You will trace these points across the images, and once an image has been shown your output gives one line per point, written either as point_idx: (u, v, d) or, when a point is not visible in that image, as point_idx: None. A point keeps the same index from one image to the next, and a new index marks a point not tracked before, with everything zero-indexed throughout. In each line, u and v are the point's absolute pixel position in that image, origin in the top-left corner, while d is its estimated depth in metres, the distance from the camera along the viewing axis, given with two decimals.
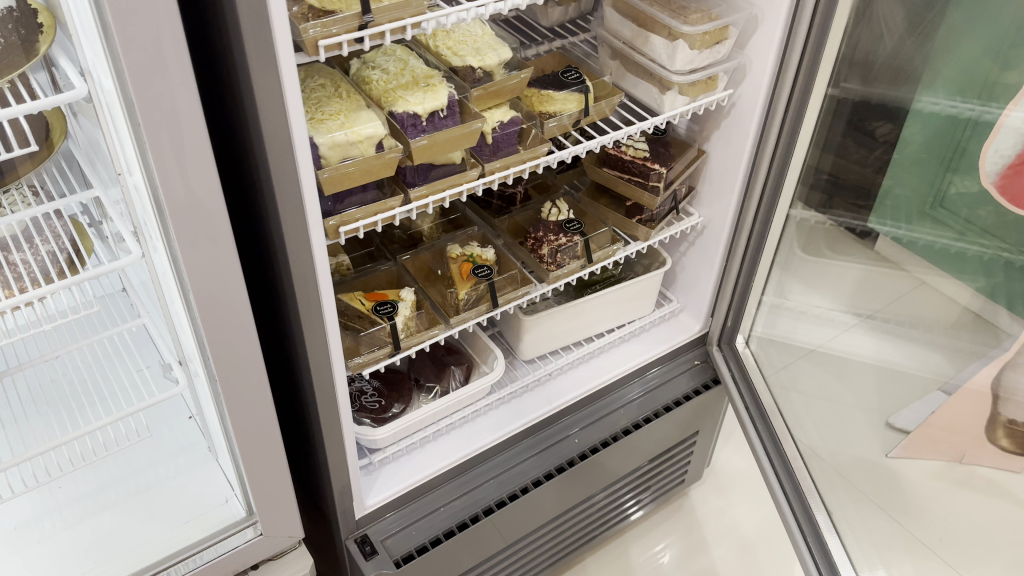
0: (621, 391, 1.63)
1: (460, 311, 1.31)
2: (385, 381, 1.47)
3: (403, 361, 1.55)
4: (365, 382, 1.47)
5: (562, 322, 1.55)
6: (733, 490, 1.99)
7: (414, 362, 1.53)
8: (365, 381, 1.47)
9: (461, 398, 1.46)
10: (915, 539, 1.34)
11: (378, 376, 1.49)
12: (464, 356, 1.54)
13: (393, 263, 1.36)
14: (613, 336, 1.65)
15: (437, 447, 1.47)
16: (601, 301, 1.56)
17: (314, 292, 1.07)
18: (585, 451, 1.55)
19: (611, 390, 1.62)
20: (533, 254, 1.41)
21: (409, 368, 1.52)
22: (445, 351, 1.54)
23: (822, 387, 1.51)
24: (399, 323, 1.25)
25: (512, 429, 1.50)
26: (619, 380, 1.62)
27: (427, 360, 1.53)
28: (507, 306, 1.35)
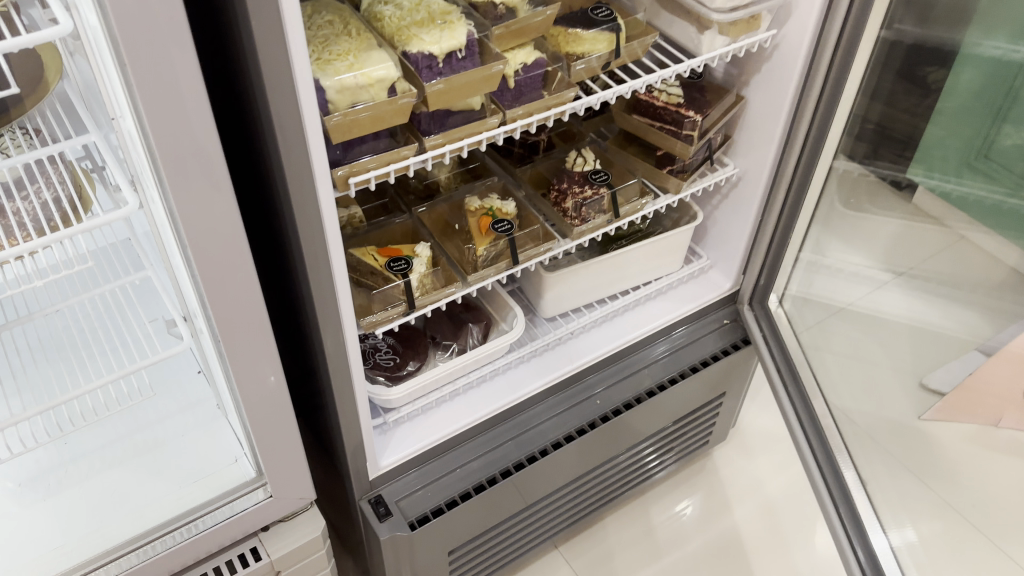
0: (648, 351, 1.56)
1: (478, 269, 1.24)
2: (400, 338, 1.41)
3: (419, 318, 1.49)
4: (379, 339, 1.40)
5: (587, 277, 1.47)
6: (758, 449, 1.93)
7: (430, 319, 1.46)
8: (379, 338, 1.41)
9: (480, 357, 1.40)
10: (942, 504, 1.36)
11: (391, 333, 1.42)
12: (482, 313, 1.46)
13: (408, 216, 1.29)
14: (641, 292, 1.57)
15: (456, 406, 1.41)
16: (628, 256, 1.49)
17: (323, 249, 1.00)
18: (607, 413, 1.50)
19: (637, 349, 1.55)
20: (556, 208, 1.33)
21: (425, 325, 1.45)
22: (464, 307, 1.47)
23: (854, 343, 1.51)
24: (413, 280, 1.18)
25: (534, 389, 1.45)
26: (645, 339, 1.55)
27: (445, 317, 1.46)
28: (528, 263, 1.28)
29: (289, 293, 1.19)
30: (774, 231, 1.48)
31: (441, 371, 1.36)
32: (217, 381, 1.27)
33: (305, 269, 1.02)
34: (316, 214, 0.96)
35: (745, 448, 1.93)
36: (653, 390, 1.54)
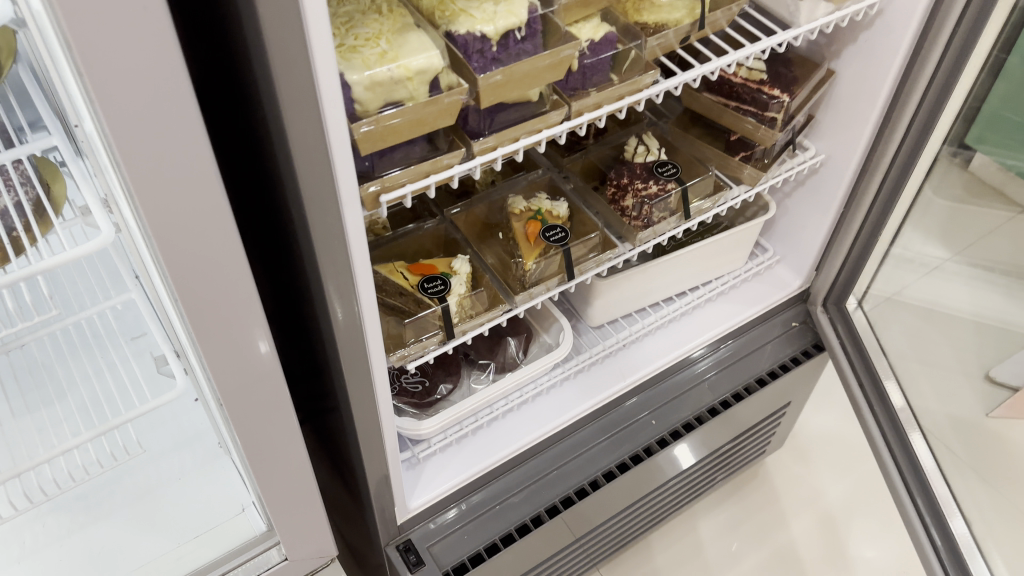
0: (703, 363, 1.37)
1: (527, 287, 1.03)
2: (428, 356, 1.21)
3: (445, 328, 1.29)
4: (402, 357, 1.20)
5: (643, 281, 1.27)
6: (812, 454, 1.76)
7: None
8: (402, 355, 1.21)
9: (524, 379, 1.21)
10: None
11: None
12: (522, 324, 1.27)
13: (440, 220, 1.07)
14: (698, 296, 1.38)
15: (494, 434, 1.22)
16: (690, 256, 1.29)
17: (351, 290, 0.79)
18: (664, 436, 1.31)
19: (691, 363, 1.36)
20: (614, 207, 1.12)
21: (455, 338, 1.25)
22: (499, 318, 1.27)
23: (921, 348, 1.33)
24: (451, 304, 0.97)
25: (581, 411, 1.26)
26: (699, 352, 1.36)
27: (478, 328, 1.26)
28: (583, 276, 1.07)
29: (302, 322, 0.99)
30: (861, 228, 1.28)
31: (482, 397, 1.17)
32: (217, 425, 1.06)
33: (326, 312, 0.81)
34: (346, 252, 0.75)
35: (799, 453, 1.77)
36: (714, 406, 1.36)
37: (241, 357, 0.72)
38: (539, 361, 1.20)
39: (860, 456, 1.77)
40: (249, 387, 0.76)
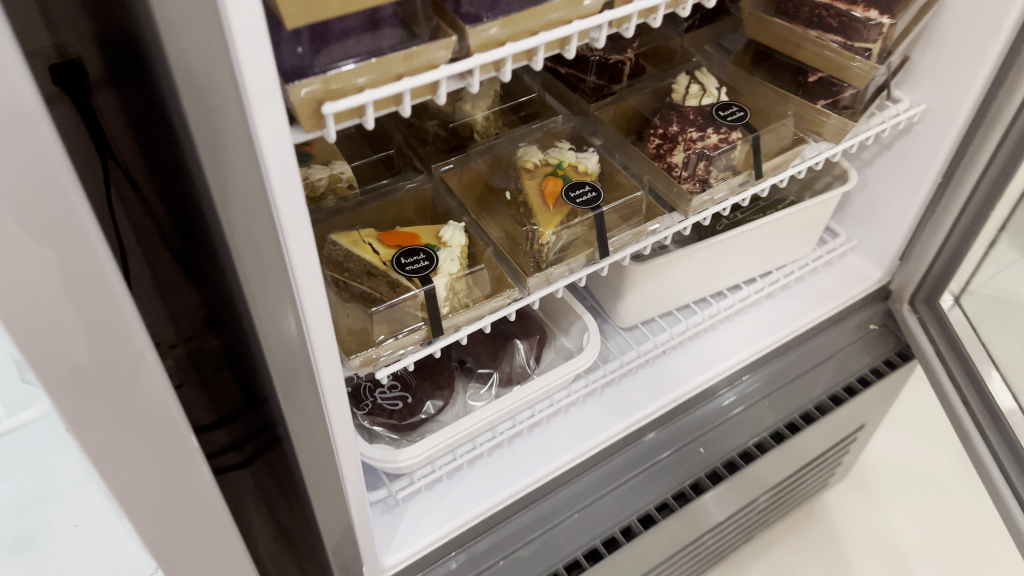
0: (727, 398, 1.07)
1: (544, 264, 0.74)
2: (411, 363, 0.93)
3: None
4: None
5: (691, 269, 0.99)
6: (878, 487, 1.48)
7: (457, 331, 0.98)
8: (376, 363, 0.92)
9: (541, 393, 0.93)
10: None
11: None
12: (534, 324, 0.99)
13: (425, 179, 0.80)
14: (755, 292, 1.10)
15: (497, 466, 0.93)
16: (750, 236, 1.01)
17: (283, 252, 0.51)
18: (716, 469, 1.03)
19: (708, 397, 1.06)
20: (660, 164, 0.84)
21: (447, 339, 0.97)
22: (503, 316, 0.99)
23: None
24: (439, 287, 0.69)
25: (590, 450, 0.96)
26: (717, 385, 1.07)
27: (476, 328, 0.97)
28: (617, 258, 0.78)
29: (226, 314, 0.71)
30: (966, 203, 1.00)
31: (491, 415, 0.88)
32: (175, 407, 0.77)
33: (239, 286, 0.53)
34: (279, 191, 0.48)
35: (863, 485, 1.48)
36: (778, 430, 1.07)
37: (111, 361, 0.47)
38: (563, 368, 0.92)
39: (935, 489, 1.48)
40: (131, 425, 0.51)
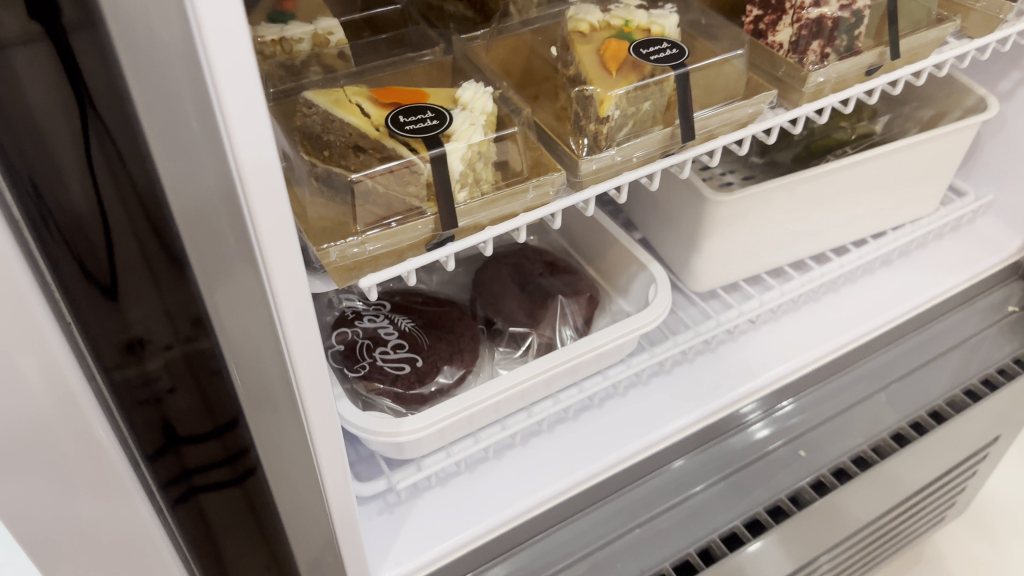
0: (760, 429, 0.79)
1: (603, 145, 0.53)
2: (424, 320, 0.72)
3: (455, 285, 0.79)
4: (378, 320, 0.71)
5: (789, 213, 0.77)
6: (1003, 525, 1.21)
7: (483, 283, 0.76)
8: (379, 315, 0.71)
9: (591, 361, 0.70)
10: None
11: (411, 308, 0.73)
12: (584, 279, 0.77)
13: (442, 52, 0.58)
14: (869, 254, 0.86)
15: (537, 458, 0.70)
16: (861, 173, 0.78)
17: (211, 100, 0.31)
18: (821, 477, 0.82)
19: (739, 424, 0.79)
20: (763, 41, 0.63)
21: (472, 294, 0.76)
22: (545, 269, 0.77)
23: None
24: (455, 160, 0.47)
25: (608, 470, 0.71)
26: (749, 411, 0.79)
27: (512, 282, 0.76)
28: (706, 148, 0.56)
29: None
30: None
31: (528, 381, 0.66)
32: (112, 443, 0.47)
33: (106, 84, 0.32)
34: (264, 214, 0.36)
35: (985, 522, 1.21)
36: (899, 431, 0.86)
37: (45, 391, 0.38)
38: (623, 325, 0.69)
39: None
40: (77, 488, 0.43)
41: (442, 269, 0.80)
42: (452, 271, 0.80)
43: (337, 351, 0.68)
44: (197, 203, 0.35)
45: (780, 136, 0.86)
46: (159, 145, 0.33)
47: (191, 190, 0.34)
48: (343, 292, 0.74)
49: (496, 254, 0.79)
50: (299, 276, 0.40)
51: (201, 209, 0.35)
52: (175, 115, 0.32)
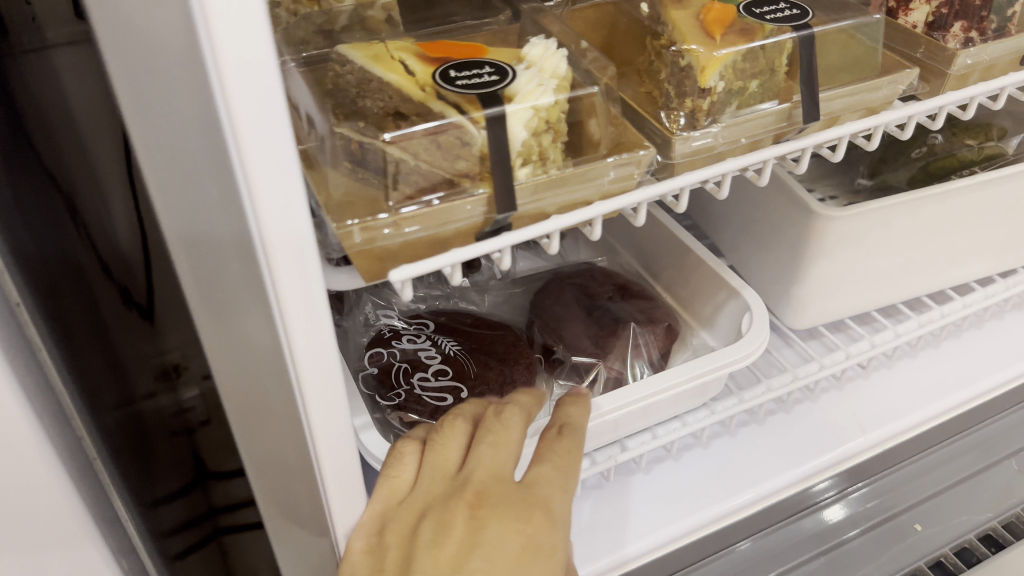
0: (834, 511, 0.67)
1: (703, 122, 0.43)
2: (473, 344, 0.61)
3: (511, 307, 0.69)
4: (419, 341, 0.61)
5: (909, 237, 0.65)
6: None
7: (544, 304, 0.66)
8: (421, 336, 0.62)
9: (668, 401, 0.58)
10: None
11: (458, 331, 0.62)
12: (660, 308, 0.66)
13: (508, 21, 0.49)
14: (997, 295, 0.73)
15: (604, 516, 0.59)
16: (997, 195, 0.66)
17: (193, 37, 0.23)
18: (941, 557, 0.67)
19: (812, 505, 0.66)
20: (902, 22, 0.52)
21: (531, 317, 0.66)
22: (616, 293, 0.67)
23: None
24: (517, 125, 0.37)
25: (670, 544, 0.58)
26: (823, 491, 0.65)
27: (577, 306, 0.66)
28: (833, 139, 0.44)
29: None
30: None
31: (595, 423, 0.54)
32: (86, 475, 0.40)
33: None
34: (277, 240, 0.29)
35: None
36: None
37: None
38: (709, 358, 0.58)
39: None
40: (34, 567, 0.36)
41: (497, 289, 0.70)
42: (508, 291, 0.70)
43: (371, 375, 0.58)
44: (195, 218, 0.28)
45: (891, 155, 0.75)
46: (146, 146, 0.26)
47: (180, 185, 0.27)
48: (381, 309, 0.65)
49: (560, 273, 0.70)
50: (325, 318, 0.32)
51: (199, 226, 0.28)
52: (162, 103, 0.25)
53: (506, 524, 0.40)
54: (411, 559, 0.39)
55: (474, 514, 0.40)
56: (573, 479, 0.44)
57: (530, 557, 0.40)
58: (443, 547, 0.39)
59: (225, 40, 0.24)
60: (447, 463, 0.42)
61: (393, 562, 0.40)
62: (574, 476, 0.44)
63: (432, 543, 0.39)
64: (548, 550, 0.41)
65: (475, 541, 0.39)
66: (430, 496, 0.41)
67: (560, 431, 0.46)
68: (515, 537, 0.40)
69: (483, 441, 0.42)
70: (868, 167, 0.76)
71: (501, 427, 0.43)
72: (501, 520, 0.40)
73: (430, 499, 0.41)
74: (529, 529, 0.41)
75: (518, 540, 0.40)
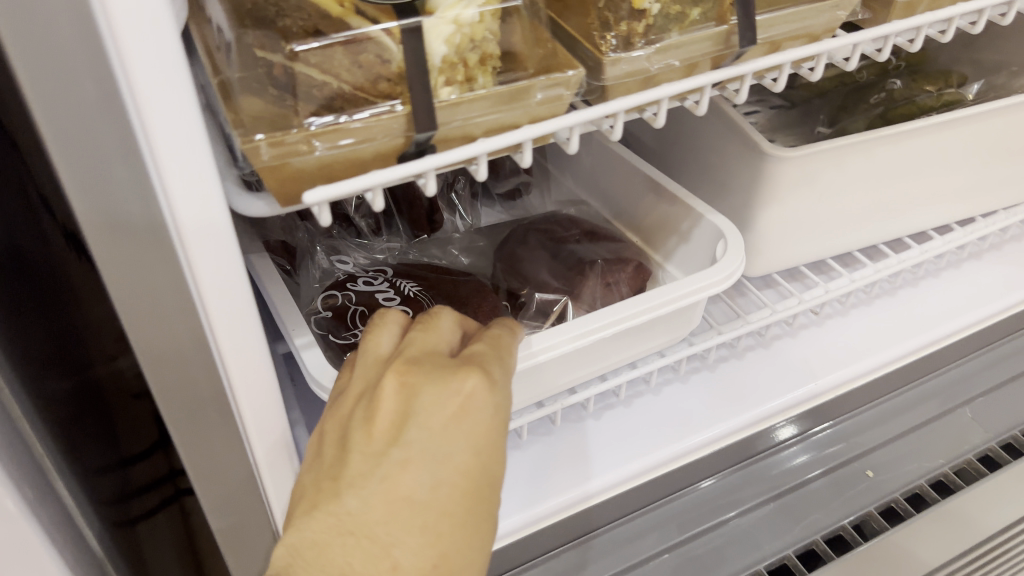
0: (795, 455, 0.67)
1: (637, 45, 0.41)
2: (432, 287, 0.59)
3: (479, 254, 0.67)
4: (376, 284, 0.58)
5: (862, 180, 0.64)
6: None
7: (506, 248, 0.65)
8: (379, 280, 0.59)
9: (631, 337, 0.55)
10: None
11: (416, 276, 0.60)
12: (629, 248, 0.65)
13: None
14: (956, 242, 0.72)
15: (556, 458, 0.58)
16: (951, 138, 0.65)
17: (95, 33, 0.24)
18: (892, 503, 0.68)
19: (771, 447, 0.66)
20: None
21: (494, 263, 0.65)
22: (583, 236, 0.66)
23: None
24: (436, 43, 0.36)
25: (620, 487, 0.57)
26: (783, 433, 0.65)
27: (543, 249, 0.65)
28: (768, 64, 0.43)
29: (27, 136, 0.38)
30: None
31: (549, 354, 0.51)
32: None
33: None
34: (193, 227, 0.30)
35: None
36: (987, 453, 0.72)
37: None
38: (670, 291, 0.54)
39: None
40: None
41: (460, 242, 0.68)
42: (471, 242, 0.68)
43: (324, 317, 0.55)
44: (114, 213, 0.28)
45: (851, 103, 0.73)
46: (54, 138, 0.26)
47: (95, 185, 0.27)
48: (337, 258, 0.63)
49: (524, 223, 0.68)
50: (246, 301, 0.34)
51: (115, 217, 0.28)
52: (73, 102, 0.25)
53: (439, 383, 0.39)
54: (348, 437, 0.39)
55: (404, 381, 0.39)
56: (507, 355, 0.43)
57: (467, 415, 0.39)
58: (375, 416, 0.39)
59: (128, 36, 0.25)
60: (380, 349, 0.43)
61: (333, 445, 0.40)
62: (509, 352, 0.44)
63: (364, 420, 0.39)
64: (487, 406, 0.40)
65: (408, 404, 0.39)
66: (367, 381, 0.42)
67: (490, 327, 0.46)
68: (449, 397, 0.39)
69: (415, 329, 0.43)
70: (828, 115, 0.74)
71: (431, 317, 0.44)
72: (432, 380, 0.39)
73: (367, 382, 0.42)
74: (465, 385, 0.39)
75: (454, 395, 0.39)
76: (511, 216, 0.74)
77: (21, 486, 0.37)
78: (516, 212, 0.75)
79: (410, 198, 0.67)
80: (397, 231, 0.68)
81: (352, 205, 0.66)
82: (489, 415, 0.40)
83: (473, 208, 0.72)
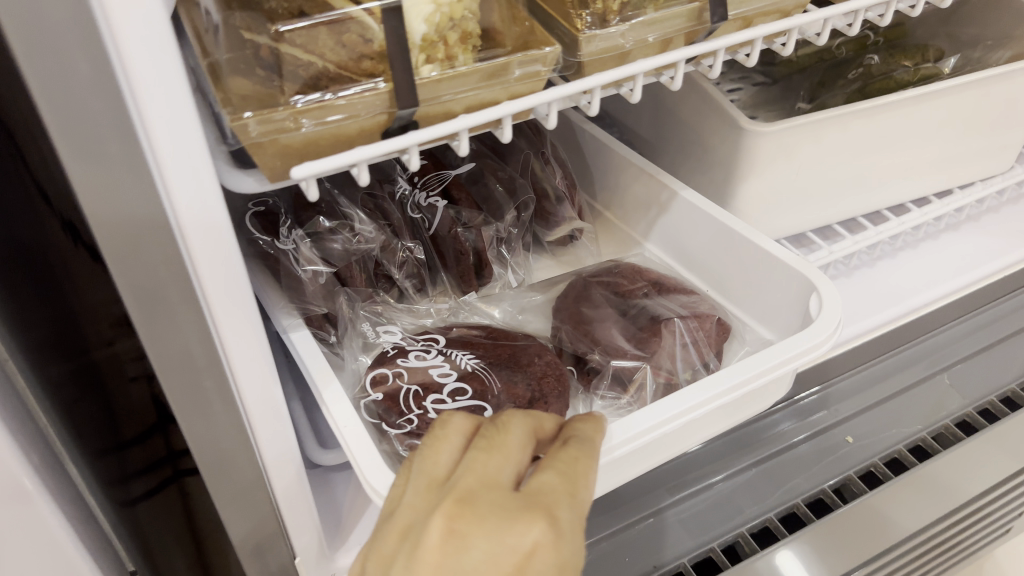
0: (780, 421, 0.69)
1: (612, 22, 0.42)
2: (492, 358, 0.52)
3: (534, 311, 0.62)
4: (430, 357, 0.52)
5: (840, 155, 0.66)
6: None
7: (566, 309, 0.59)
8: (431, 352, 0.53)
9: (705, 421, 0.48)
10: None
11: (476, 348, 0.53)
12: (705, 304, 0.58)
13: None
14: (933, 213, 0.74)
15: None
16: (927, 111, 0.66)
17: (95, 32, 0.26)
18: (872, 468, 0.69)
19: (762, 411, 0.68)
20: None
21: (557, 325, 0.59)
22: (651, 289, 0.60)
23: None
24: (417, 21, 0.37)
25: None
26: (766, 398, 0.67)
27: (609, 306, 0.59)
28: (741, 39, 0.45)
29: None
30: None
31: (629, 449, 0.44)
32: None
33: None
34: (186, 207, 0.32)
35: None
36: (965, 418, 0.74)
37: None
38: (738, 372, 0.47)
39: None
40: None
41: (512, 298, 0.63)
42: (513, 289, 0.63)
43: (374, 402, 0.49)
44: (120, 207, 0.30)
45: (830, 78, 0.75)
46: (61, 139, 0.28)
47: (101, 182, 0.29)
48: (383, 327, 0.57)
49: (585, 273, 0.63)
50: (241, 290, 0.37)
51: (122, 210, 0.30)
52: (79, 102, 0.27)
53: (493, 536, 0.35)
54: None
55: (453, 528, 0.35)
56: (580, 488, 0.38)
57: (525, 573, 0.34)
58: (417, 570, 0.34)
59: (125, 31, 0.27)
60: (436, 470, 0.39)
61: None
62: (585, 484, 0.38)
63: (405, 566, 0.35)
64: (551, 564, 0.35)
65: (453, 558, 0.34)
66: (416, 511, 0.37)
67: (566, 441, 0.41)
68: (504, 554, 0.34)
69: (474, 448, 0.39)
70: (807, 92, 0.75)
71: (496, 432, 0.39)
72: (485, 532, 0.35)
73: (416, 515, 0.37)
74: (525, 539, 0.35)
75: (511, 553, 0.34)
76: (565, 267, 0.69)
77: (29, 460, 0.39)
78: (568, 255, 0.70)
79: (459, 251, 0.61)
80: (444, 286, 0.63)
81: (395, 264, 0.60)
82: (550, 572, 0.35)
83: (525, 261, 0.67)
